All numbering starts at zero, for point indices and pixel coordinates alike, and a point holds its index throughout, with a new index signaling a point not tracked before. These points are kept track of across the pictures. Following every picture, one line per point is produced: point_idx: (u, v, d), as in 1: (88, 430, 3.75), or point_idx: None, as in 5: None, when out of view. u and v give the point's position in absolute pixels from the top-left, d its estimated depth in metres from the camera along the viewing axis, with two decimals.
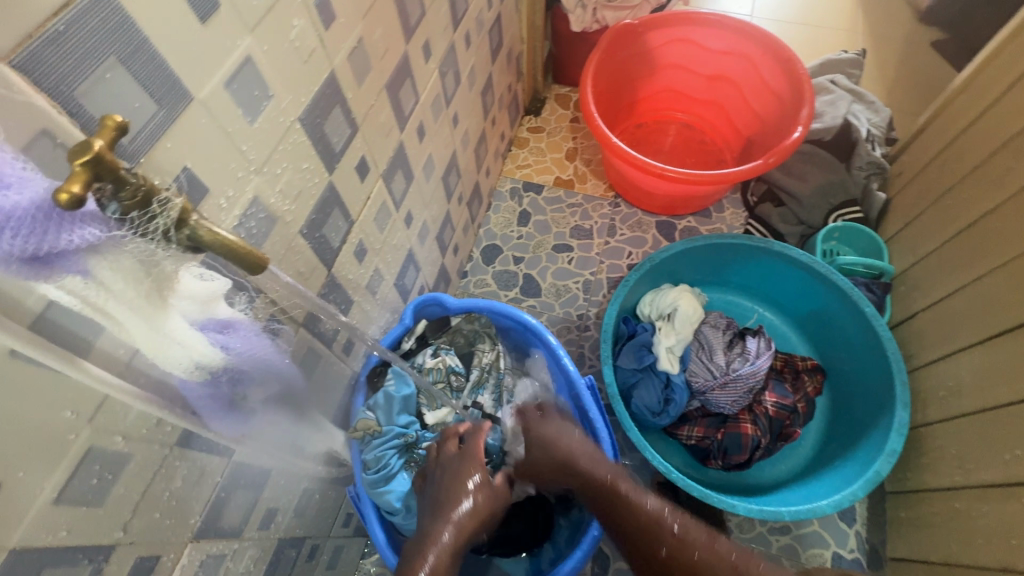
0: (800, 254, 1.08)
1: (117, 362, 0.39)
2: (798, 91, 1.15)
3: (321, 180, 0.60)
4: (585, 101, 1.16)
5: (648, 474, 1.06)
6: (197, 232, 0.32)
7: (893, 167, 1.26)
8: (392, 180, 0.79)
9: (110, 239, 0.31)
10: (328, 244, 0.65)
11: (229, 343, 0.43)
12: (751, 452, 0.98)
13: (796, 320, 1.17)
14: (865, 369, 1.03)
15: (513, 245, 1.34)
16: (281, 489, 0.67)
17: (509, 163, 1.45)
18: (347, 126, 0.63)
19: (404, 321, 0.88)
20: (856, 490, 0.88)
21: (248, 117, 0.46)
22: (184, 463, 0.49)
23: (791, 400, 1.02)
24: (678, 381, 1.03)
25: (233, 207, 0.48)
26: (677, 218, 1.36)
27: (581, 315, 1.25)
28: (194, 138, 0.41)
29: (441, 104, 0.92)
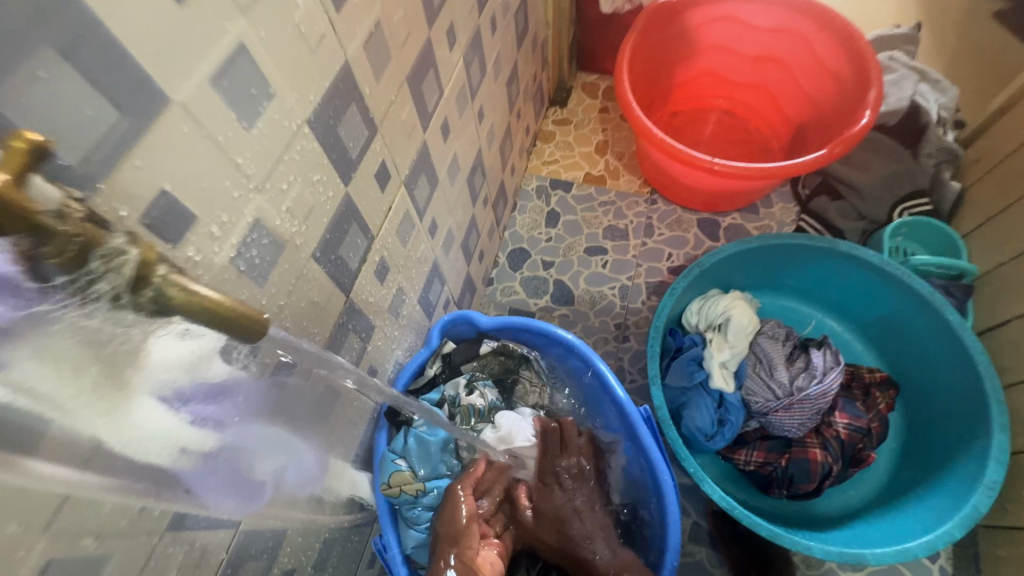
0: (872, 255, 0.95)
1: (79, 452, 0.28)
2: (861, 71, 1.03)
3: (335, 193, 0.50)
4: (623, 90, 1.05)
5: (700, 502, 0.96)
6: (164, 291, 0.24)
7: (967, 153, 1.12)
8: (416, 187, 0.69)
9: (37, 315, 0.25)
10: (345, 266, 0.55)
11: (221, 412, 0.35)
12: (820, 481, 0.88)
13: (861, 327, 1.05)
14: (950, 385, 0.91)
15: (541, 248, 1.23)
16: (299, 548, 0.58)
17: (534, 159, 1.34)
18: (365, 128, 0.53)
19: (430, 344, 0.78)
20: (952, 529, 0.76)
21: (243, 122, 0.37)
22: (180, 548, 0.40)
23: (864, 421, 0.90)
24: (733, 401, 0.92)
25: (229, 235, 0.38)
26: (720, 215, 1.24)
27: (619, 325, 1.15)
28: (171, 151, 0.32)
29: (467, 97, 0.82)
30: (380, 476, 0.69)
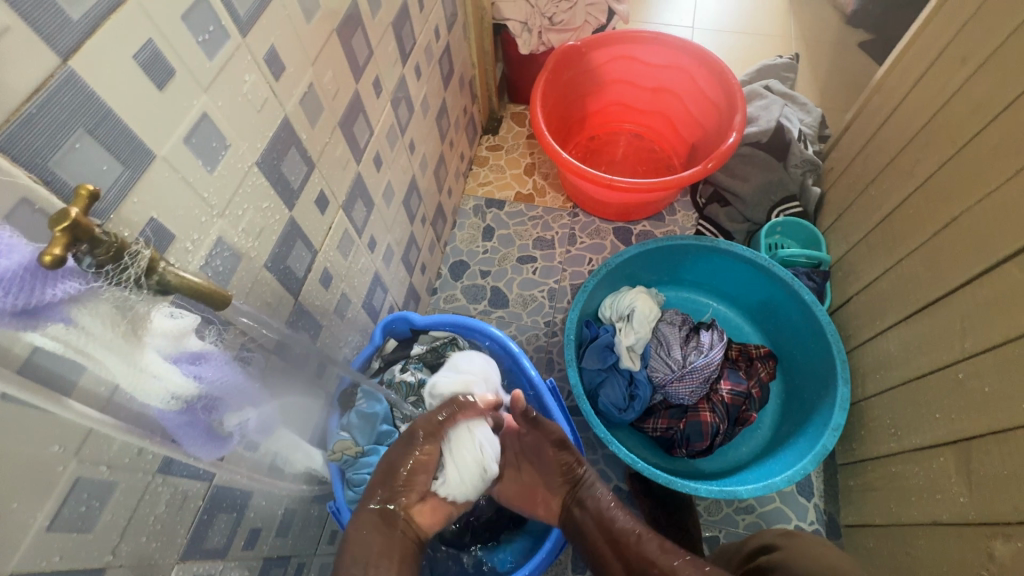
0: (745, 250, 1.16)
1: (98, 398, 0.43)
2: (731, 100, 1.25)
3: (281, 216, 0.65)
4: (536, 121, 1.23)
5: (620, 468, 1.12)
6: (165, 278, 0.38)
7: (826, 163, 1.36)
8: (353, 210, 0.84)
9: (90, 290, 0.37)
10: (292, 274, 0.69)
11: (203, 373, 0.47)
12: (712, 439, 1.05)
13: (746, 311, 1.25)
14: (811, 352, 1.11)
15: (479, 259, 1.39)
16: (264, 509, 0.70)
17: (471, 181, 1.51)
18: (304, 164, 0.68)
19: (374, 341, 0.93)
20: (806, 464, 0.95)
21: (207, 167, 0.51)
22: (167, 489, 0.52)
23: (745, 386, 1.09)
24: (641, 377, 1.09)
25: (199, 249, 0.52)
26: (632, 224, 1.43)
27: (548, 322, 1.31)
28: (157, 190, 0.46)
29: (396, 133, 0.98)
30: (326, 444, 0.85)
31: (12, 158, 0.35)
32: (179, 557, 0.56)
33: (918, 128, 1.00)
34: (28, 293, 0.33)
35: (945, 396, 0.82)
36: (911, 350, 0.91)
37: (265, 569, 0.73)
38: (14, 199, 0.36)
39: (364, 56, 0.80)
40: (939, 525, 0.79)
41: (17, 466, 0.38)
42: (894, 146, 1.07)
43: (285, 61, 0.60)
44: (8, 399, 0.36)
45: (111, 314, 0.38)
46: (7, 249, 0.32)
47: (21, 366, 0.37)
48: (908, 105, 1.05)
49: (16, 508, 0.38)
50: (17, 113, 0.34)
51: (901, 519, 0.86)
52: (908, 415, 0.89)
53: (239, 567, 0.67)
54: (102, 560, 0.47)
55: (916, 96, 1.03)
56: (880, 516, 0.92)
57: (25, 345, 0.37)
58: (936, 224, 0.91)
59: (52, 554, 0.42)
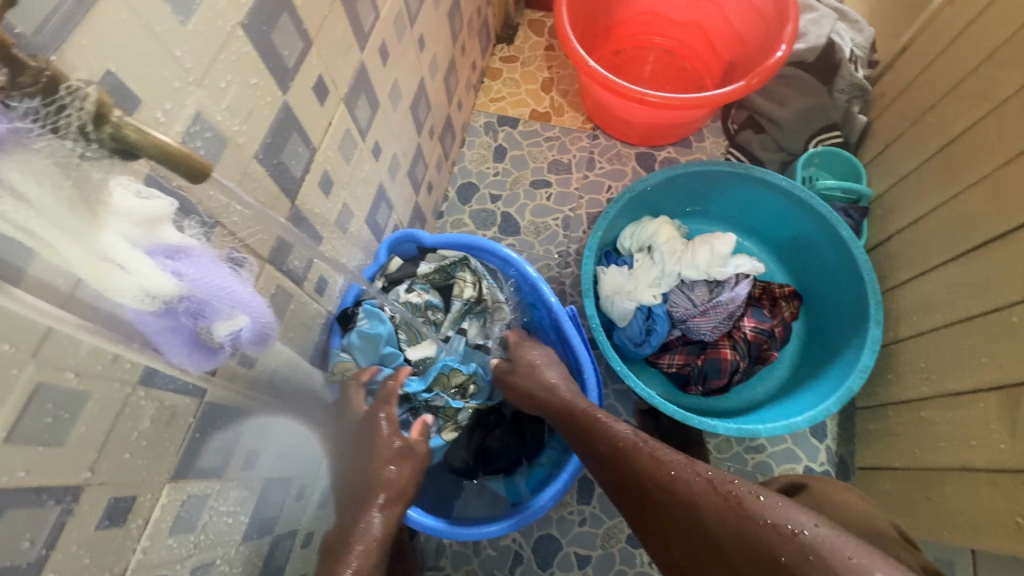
0: (782, 179, 1.06)
1: (56, 292, 0.35)
2: (781, 9, 1.11)
3: (274, 100, 0.55)
4: (561, 24, 1.09)
5: (630, 404, 1.09)
6: (122, 131, 0.29)
7: (875, 88, 1.23)
8: (356, 106, 0.74)
9: (15, 135, 0.29)
10: (288, 172, 0.60)
11: (184, 270, 0.39)
12: (730, 376, 1.01)
13: (772, 248, 1.18)
14: (840, 292, 1.05)
15: (489, 182, 1.29)
16: (263, 430, 0.66)
17: (482, 96, 1.38)
18: (299, 39, 0.57)
19: (377, 259, 0.88)
20: (830, 405, 0.91)
21: (179, 17, 0.41)
22: (151, 403, 0.46)
23: (769, 325, 1.03)
24: (659, 312, 1.03)
25: (172, 123, 0.43)
26: (657, 149, 1.32)
27: (562, 253, 1.23)
28: (111, 34, 0.36)
29: (404, 23, 0.84)
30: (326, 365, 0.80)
31: None
32: (170, 476, 0.51)
33: (998, 44, 0.88)
34: None
35: (992, 339, 0.77)
36: (958, 292, 0.85)
37: (266, 490, 0.70)
38: None
39: None
40: (971, 471, 0.76)
41: None
42: (963, 67, 0.95)
43: None
44: None
45: (51, 173, 0.30)
46: None
47: None
48: (988, 17, 0.92)
49: None
50: None
51: (925, 464, 0.84)
52: (946, 360, 0.84)
53: (238, 487, 0.64)
54: (79, 477, 0.41)
55: (1000, 5, 0.90)
56: (900, 460, 0.89)
57: None
58: (1009, 150, 0.81)
59: (15, 469, 0.35)
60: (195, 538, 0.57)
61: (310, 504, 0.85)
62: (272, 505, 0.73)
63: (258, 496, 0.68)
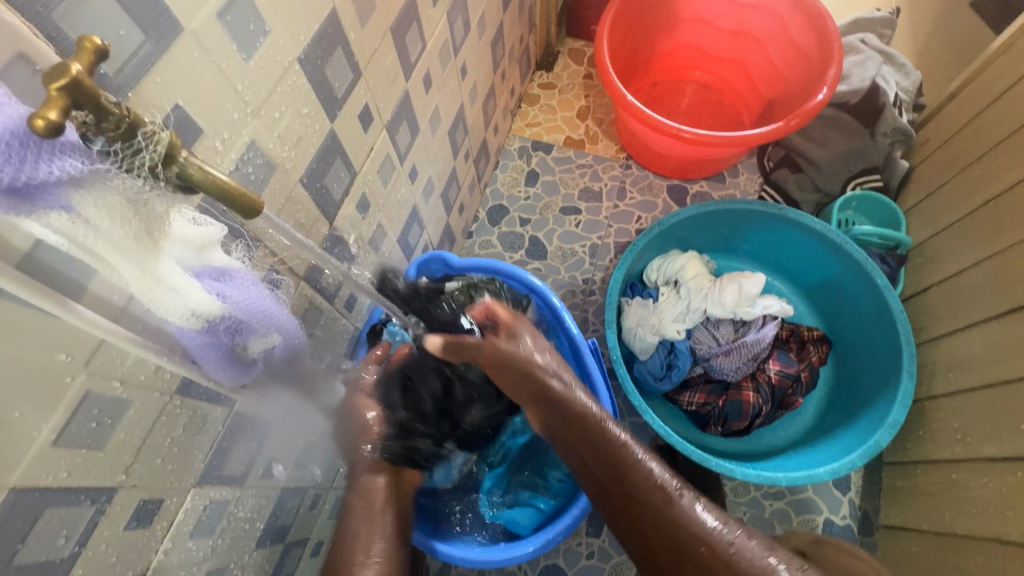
0: (815, 222, 1.04)
1: (111, 307, 0.38)
2: (825, 51, 1.10)
3: (322, 128, 0.57)
4: (601, 56, 1.11)
5: (647, 439, 1.07)
6: (186, 170, 0.32)
7: (919, 134, 1.21)
8: (397, 132, 0.76)
9: (95, 173, 0.31)
10: (329, 195, 0.63)
11: (227, 293, 0.41)
12: (751, 420, 0.98)
13: (803, 289, 1.15)
14: (873, 340, 1.02)
15: (519, 206, 1.31)
16: (284, 440, 0.68)
17: (518, 120, 1.40)
18: (350, 71, 0.60)
19: (407, 279, 0.89)
20: (855, 459, 0.88)
21: (243, 55, 0.44)
22: (185, 412, 0.48)
23: (794, 369, 1.01)
24: (682, 347, 1.02)
25: (229, 150, 0.46)
26: (689, 183, 1.32)
27: (587, 280, 1.24)
28: (185, 73, 0.39)
29: (449, 53, 0.87)
30: None
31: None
32: (195, 481, 0.53)
33: None
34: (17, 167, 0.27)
35: None
36: (998, 352, 0.82)
37: (281, 499, 0.72)
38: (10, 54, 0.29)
39: None
40: (1004, 543, 0.72)
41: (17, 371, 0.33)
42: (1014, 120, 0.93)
43: None
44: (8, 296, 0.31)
45: (122, 207, 0.32)
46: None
47: (22, 261, 0.32)
48: None
49: (18, 418, 0.34)
50: None
51: (956, 530, 0.80)
52: (983, 422, 0.81)
53: (256, 494, 0.65)
54: (114, 479, 0.43)
55: None
56: (929, 524, 0.85)
57: (26, 237, 0.32)
58: None
59: (58, 469, 0.38)
60: (213, 541, 0.59)
61: (322, 514, 0.86)
62: (286, 514, 0.74)
63: (274, 504, 0.70)
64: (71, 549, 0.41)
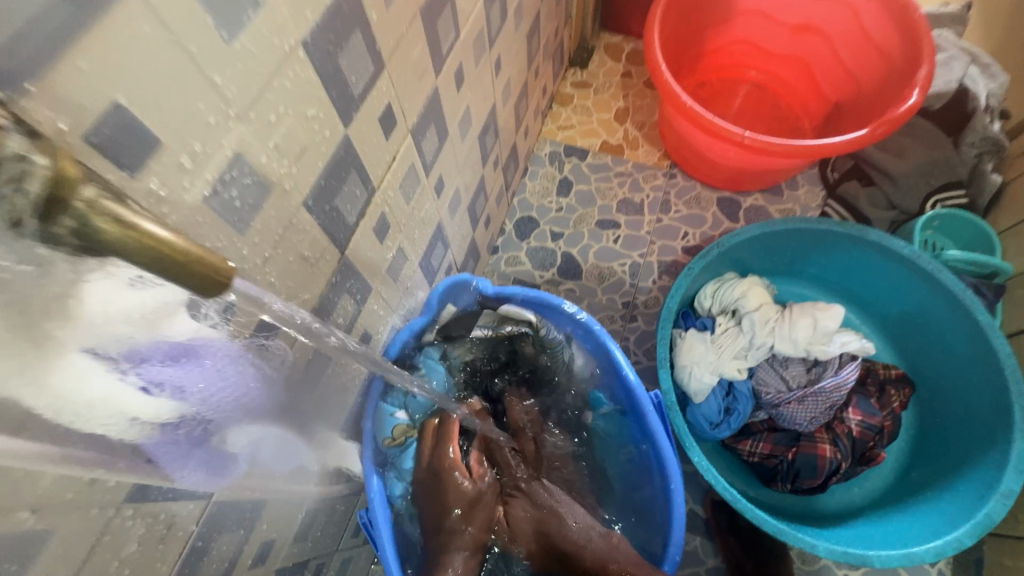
0: (903, 246, 0.90)
1: (10, 416, 0.24)
2: (911, 49, 0.95)
3: (334, 135, 0.44)
4: (653, 52, 0.96)
5: (698, 491, 0.93)
6: (87, 220, 0.21)
7: (1013, 145, 1.05)
8: (423, 138, 0.63)
9: None
10: (340, 219, 0.50)
11: (180, 379, 0.32)
12: (826, 477, 0.84)
13: (878, 321, 1.01)
14: (970, 386, 0.87)
15: (551, 218, 1.17)
16: (280, 519, 0.55)
17: (550, 122, 1.26)
18: (370, 61, 0.46)
19: (429, 310, 0.74)
20: (962, 536, 0.74)
21: (224, 32, 0.30)
22: (140, 523, 0.35)
23: (877, 420, 0.87)
24: (742, 389, 0.88)
25: (204, 169, 0.32)
26: (742, 195, 1.18)
27: (627, 304, 1.10)
28: (128, 57, 0.26)
29: (484, 44, 0.74)
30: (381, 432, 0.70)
31: None
32: None
33: None
34: None
35: None
36: None
37: None
38: None
39: None
40: None
41: None
42: None
43: None
44: None
45: None
46: None
47: None
48: None
49: None
50: None
51: None
52: None
53: None
54: None
55: None
56: None
57: None
58: None
59: None
60: None
61: None
62: None
63: None
64: None
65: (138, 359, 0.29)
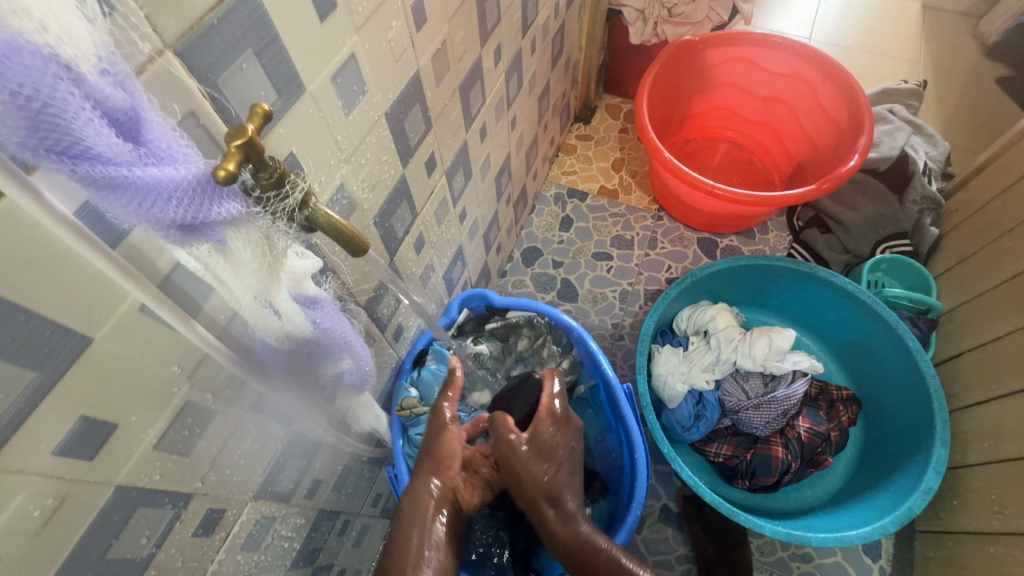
0: (847, 281, 1.06)
1: (217, 325, 0.42)
2: (855, 121, 1.15)
3: (395, 173, 0.63)
4: (640, 114, 1.17)
5: (672, 489, 1.07)
6: (315, 215, 0.36)
7: (948, 203, 1.24)
8: (454, 177, 0.82)
9: (246, 214, 0.34)
10: (394, 233, 0.68)
11: (318, 320, 0.45)
12: (779, 476, 0.98)
13: (831, 346, 1.17)
14: (903, 403, 1.02)
15: (553, 249, 1.36)
16: (327, 462, 0.71)
17: (555, 168, 1.47)
18: (423, 124, 0.66)
19: (450, 313, 0.93)
20: (887, 524, 0.87)
21: (345, 110, 0.50)
22: (255, 427, 0.52)
23: (824, 428, 1.01)
24: (711, 399, 1.03)
25: (323, 192, 0.51)
26: (719, 236, 1.36)
27: (616, 325, 1.26)
28: (301, 127, 0.45)
29: (503, 107, 0.94)
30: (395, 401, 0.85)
31: (189, 67, 0.33)
32: (253, 495, 0.56)
33: None
34: (195, 209, 0.30)
35: None
36: None
37: (317, 522, 0.74)
38: (185, 110, 0.34)
39: (492, 21, 0.77)
40: None
41: (140, 379, 0.37)
42: None
43: (428, 13, 0.58)
44: (146, 313, 0.35)
45: (260, 243, 0.35)
46: (184, 158, 0.29)
47: (162, 282, 0.36)
48: None
49: (133, 421, 0.38)
50: (201, 22, 0.32)
51: None
52: (1016, 494, 0.80)
53: (299, 514, 0.68)
54: (192, 486, 0.46)
55: None
56: None
57: (168, 262, 0.36)
58: None
59: (153, 472, 0.41)
60: (258, 557, 0.61)
61: (349, 541, 0.87)
62: (320, 537, 0.76)
63: (310, 526, 0.72)
64: (148, 549, 0.44)
65: (310, 304, 0.44)
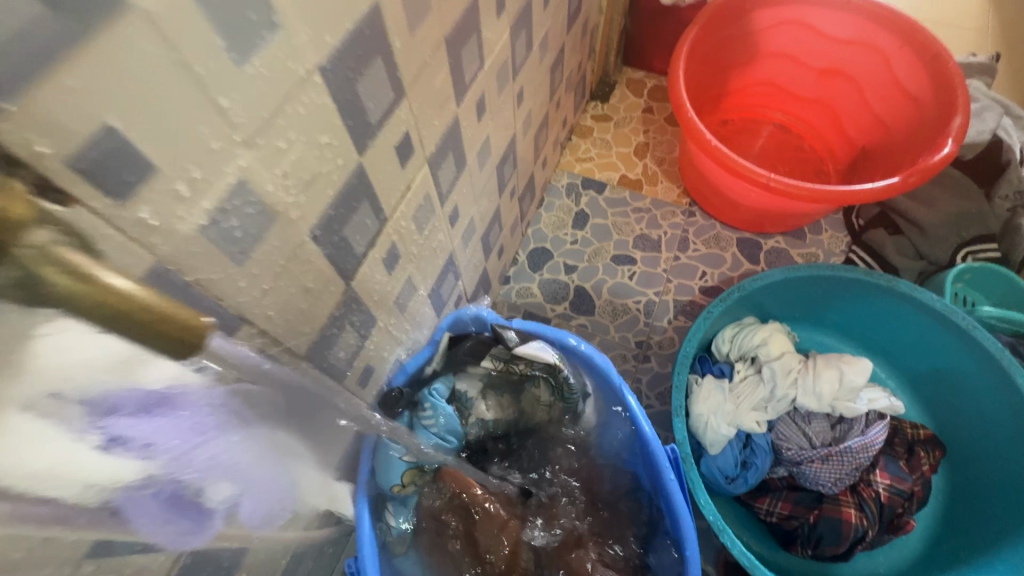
0: (936, 299, 0.85)
1: None
2: (943, 98, 0.93)
3: (346, 163, 0.42)
4: (676, 89, 0.95)
5: (711, 551, 0.87)
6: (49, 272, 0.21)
7: None
8: (440, 167, 0.61)
9: None
10: (349, 250, 0.47)
11: (145, 438, 0.29)
12: (851, 545, 0.78)
13: (906, 376, 0.96)
14: (1009, 455, 0.81)
15: (565, 250, 1.15)
16: (261, 566, 0.51)
17: (568, 154, 1.25)
18: (390, 90, 0.44)
19: (435, 341, 0.70)
20: None
21: (234, 54, 0.28)
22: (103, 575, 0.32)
23: (907, 485, 0.81)
24: (761, 443, 0.83)
25: (201, 197, 0.30)
26: (763, 237, 1.14)
27: (641, 343, 1.06)
28: (126, 80, 0.24)
29: (507, 75, 0.73)
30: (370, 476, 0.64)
31: None
32: None
33: None
34: None
35: None
36: None
37: None
38: None
39: None
40: None
41: None
42: None
43: None
44: None
45: None
46: None
47: None
48: None
49: None
50: None
51: None
52: None
53: None
54: None
55: None
56: None
57: None
58: None
59: None
60: None
61: None
62: None
63: None
64: None
65: (106, 411, 0.27)
